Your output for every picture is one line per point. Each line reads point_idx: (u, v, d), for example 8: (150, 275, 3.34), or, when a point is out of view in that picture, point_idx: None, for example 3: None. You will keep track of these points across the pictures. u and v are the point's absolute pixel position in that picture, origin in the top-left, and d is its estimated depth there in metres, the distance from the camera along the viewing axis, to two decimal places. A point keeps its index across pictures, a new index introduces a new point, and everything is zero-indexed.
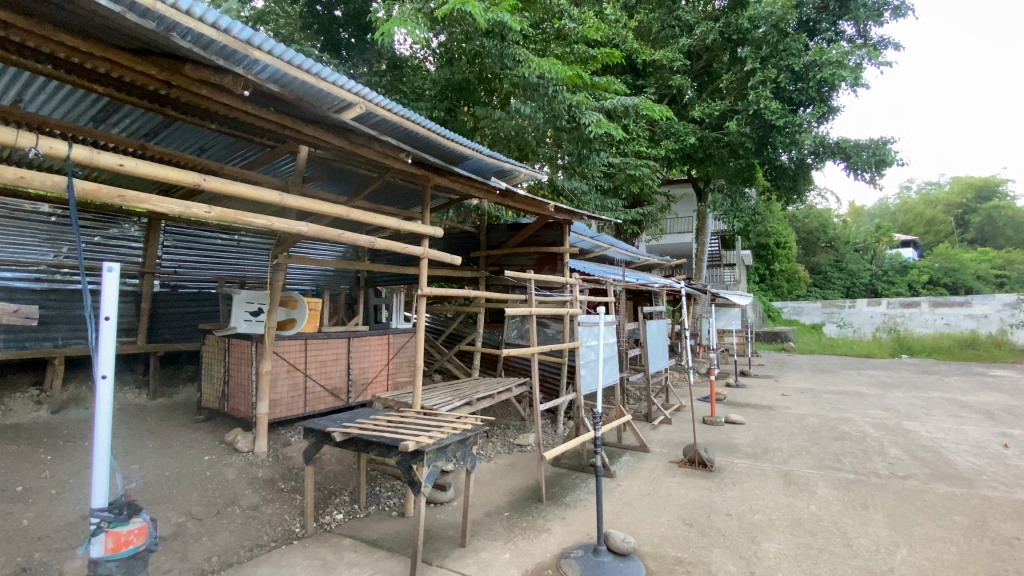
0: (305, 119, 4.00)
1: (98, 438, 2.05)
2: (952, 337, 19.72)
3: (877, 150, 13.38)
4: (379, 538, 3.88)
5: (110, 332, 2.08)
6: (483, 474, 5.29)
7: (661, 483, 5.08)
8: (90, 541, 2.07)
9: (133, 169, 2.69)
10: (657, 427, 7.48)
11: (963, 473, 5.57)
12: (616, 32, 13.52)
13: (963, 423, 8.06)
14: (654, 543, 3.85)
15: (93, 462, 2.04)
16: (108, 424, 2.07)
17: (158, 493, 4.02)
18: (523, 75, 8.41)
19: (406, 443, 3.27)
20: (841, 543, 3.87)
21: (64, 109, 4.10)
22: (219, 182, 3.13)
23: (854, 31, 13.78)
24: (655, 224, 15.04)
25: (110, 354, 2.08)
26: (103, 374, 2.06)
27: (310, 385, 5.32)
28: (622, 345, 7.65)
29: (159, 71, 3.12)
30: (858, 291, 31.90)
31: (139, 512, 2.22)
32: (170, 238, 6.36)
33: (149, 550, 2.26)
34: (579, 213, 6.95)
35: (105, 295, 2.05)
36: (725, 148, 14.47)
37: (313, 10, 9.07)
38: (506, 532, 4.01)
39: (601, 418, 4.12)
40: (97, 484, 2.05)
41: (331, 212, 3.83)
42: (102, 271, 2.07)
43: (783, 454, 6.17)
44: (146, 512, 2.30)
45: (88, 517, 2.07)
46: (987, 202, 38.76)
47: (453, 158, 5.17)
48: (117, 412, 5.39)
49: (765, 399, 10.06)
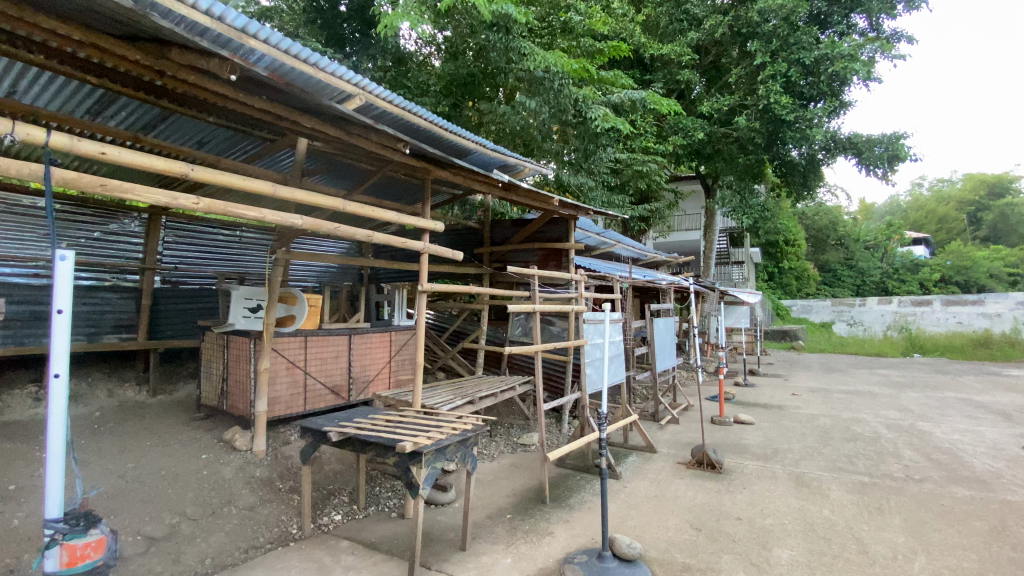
0: (300, 109, 3.87)
1: (52, 441, 1.92)
2: (965, 336, 19.32)
3: (890, 146, 13.10)
4: (377, 541, 3.76)
5: (65, 326, 1.96)
6: (485, 474, 5.17)
7: (668, 486, 4.95)
8: (45, 553, 1.98)
9: (116, 157, 2.56)
10: (665, 426, 7.35)
11: (982, 476, 5.39)
12: (623, 27, 13.19)
13: (979, 424, 7.86)
14: (661, 547, 3.71)
15: (46, 472, 1.92)
16: (62, 427, 1.93)
17: (152, 494, 3.94)
18: (529, 69, 8.26)
19: (403, 444, 3.16)
20: (857, 550, 3.72)
21: (60, 100, 4.05)
22: (209, 172, 2.97)
23: (866, 24, 13.52)
24: (663, 221, 14.80)
25: (63, 350, 1.94)
26: (56, 373, 1.93)
27: (310, 383, 5.23)
28: (629, 343, 7.50)
29: (145, 58, 3.00)
30: (868, 290, 31.40)
31: (98, 523, 2.11)
32: (170, 234, 6.34)
33: (108, 565, 2.13)
34: (584, 209, 6.77)
35: (57, 288, 1.94)
36: (734, 143, 14.17)
37: (316, 5, 8.84)
38: (508, 535, 3.89)
39: (606, 418, 3.91)
40: (50, 494, 1.94)
41: (327, 205, 3.68)
42: (54, 260, 1.95)
43: (794, 455, 6.02)
44: (109, 523, 2.18)
45: (44, 528, 1.97)
46: (1000, 199, 38.17)
47: (456, 152, 5.04)
48: (115, 412, 5.32)
49: (775, 399, 9.84)
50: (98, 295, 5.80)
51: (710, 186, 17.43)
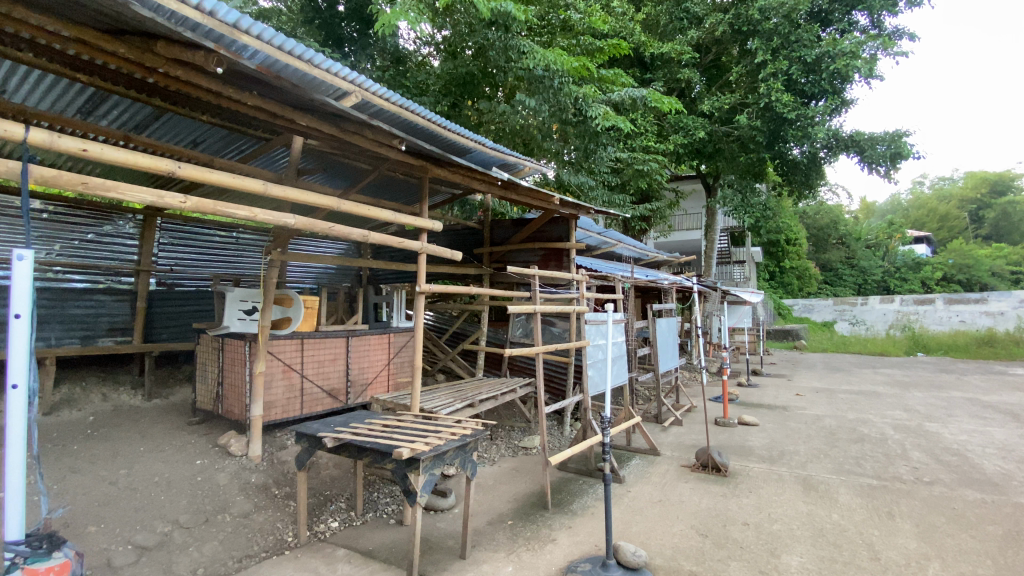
0: (293, 106, 3.76)
1: (10, 456, 1.80)
2: (969, 335, 19.21)
3: (893, 143, 12.98)
4: (375, 549, 3.67)
5: (23, 332, 1.85)
6: (486, 479, 5.08)
7: (673, 490, 4.84)
8: None
9: (98, 154, 2.45)
10: (668, 428, 7.24)
11: (993, 478, 5.28)
12: (624, 25, 13.10)
13: (987, 425, 7.73)
14: (667, 555, 3.61)
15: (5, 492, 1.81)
16: (22, 440, 1.82)
17: (145, 501, 3.85)
18: (528, 68, 8.16)
19: (400, 450, 3.05)
20: (869, 557, 3.61)
21: (49, 99, 3.97)
22: (197, 170, 2.86)
23: (868, 22, 13.41)
24: (663, 221, 14.70)
25: (21, 359, 1.84)
26: (14, 384, 1.82)
27: (306, 386, 5.12)
28: (631, 344, 7.41)
29: (131, 52, 2.90)
30: (870, 289, 31.17)
31: (62, 547, 2.00)
32: (165, 235, 6.16)
33: None
34: (585, 207, 6.63)
35: (14, 290, 1.84)
36: (735, 142, 14.08)
37: (314, 5, 8.77)
38: (509, 542, 3.79)
39: (609, 421, 3.78)
40: (11, 516, 1.84)
41: (321, 204, 3.55)
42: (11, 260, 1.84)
43: (800, 458, 5.91)
44: (71, 547, 2.07)
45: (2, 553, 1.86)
46: (1001, 197, 38.05)
47: (455, 150, 4.94)
48: (109, 418, 5.24)
49: (778, 400, 9.69)
50: (92, 298, 5.73)
51: (711, 185, 17.37)
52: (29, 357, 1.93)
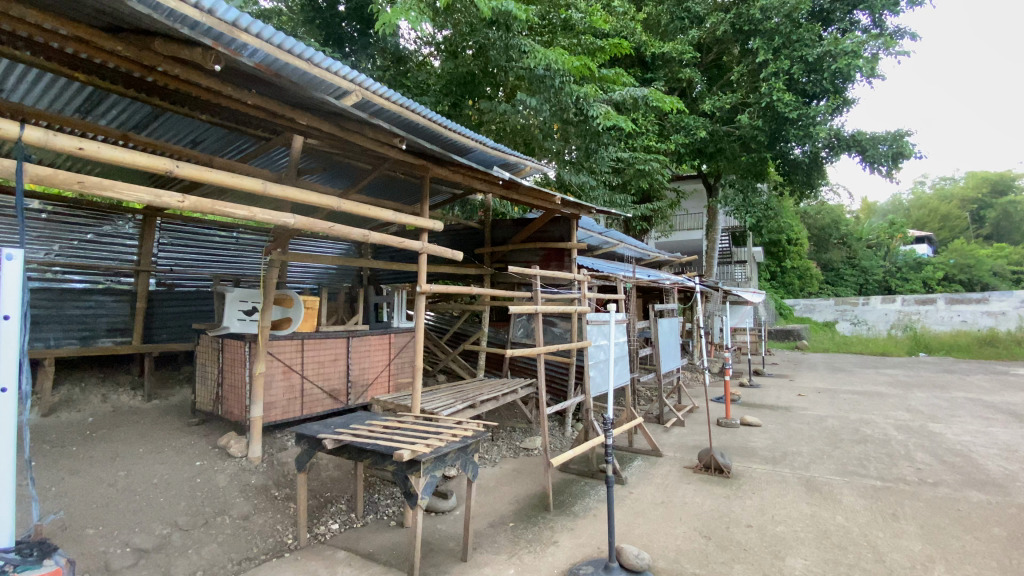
0: (293, 105, 3.74)
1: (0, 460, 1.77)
2: (971, 335, 19.16)
3: (895, 143, 12.94)
4: (375, 551, 3.63)
5: (11, 334, 1.83)
6: (487, 481, 5.05)
7: (675, 491, 4.81)
8: None
9: (94, 153, 2.43)
10: (670, 429, 7.20)
11: (997, 479, 5.24)
12: (625, 25, 13.06)
13: (991, 425, 7.69)
14: (669, 557, 3.58)
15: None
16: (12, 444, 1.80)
17: (143, 503, 3.82)
18: (528, 68, 8.13)
19: (401, 452, 3.03)
20: (873, 559, 3.58)
21: (48, 99, 3.95)
22: (196, 169, 2.83)
23: (869, 21, 13.36)
24: (664, 221, 14.68)
25: (9, 362, 1.81)
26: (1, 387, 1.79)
27: (307, 387, 5.10)
28: (633, 344, 7.37)
29: (129, 50, 2.88)
30: (871, 289, 31.10)
31: (52, 554, 1.98)
32: (166, 235, 6.13)
33: None
34: (586, 207, 6.60)
35: (3, 292, 1.81)
36: (736, 141, 13.90)
37: (314, 4, 8.64)
38: (510, 545, 3.76)
39: (611, 423, 3.74)
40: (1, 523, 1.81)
41: (321, 203, 3.52)
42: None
43: (803, 459, 5.87)
44: (61, 555, 2.03)
45: None
46: (1002, 197, 38.00)
47: (456, 150, 4.92)
48: (108, 419, 5.22)
49: (780, 400, 9.65)
50: (91, 299, 5.71)
51: (712, 185, 17.34)
52: (18, 361, 1.90)
